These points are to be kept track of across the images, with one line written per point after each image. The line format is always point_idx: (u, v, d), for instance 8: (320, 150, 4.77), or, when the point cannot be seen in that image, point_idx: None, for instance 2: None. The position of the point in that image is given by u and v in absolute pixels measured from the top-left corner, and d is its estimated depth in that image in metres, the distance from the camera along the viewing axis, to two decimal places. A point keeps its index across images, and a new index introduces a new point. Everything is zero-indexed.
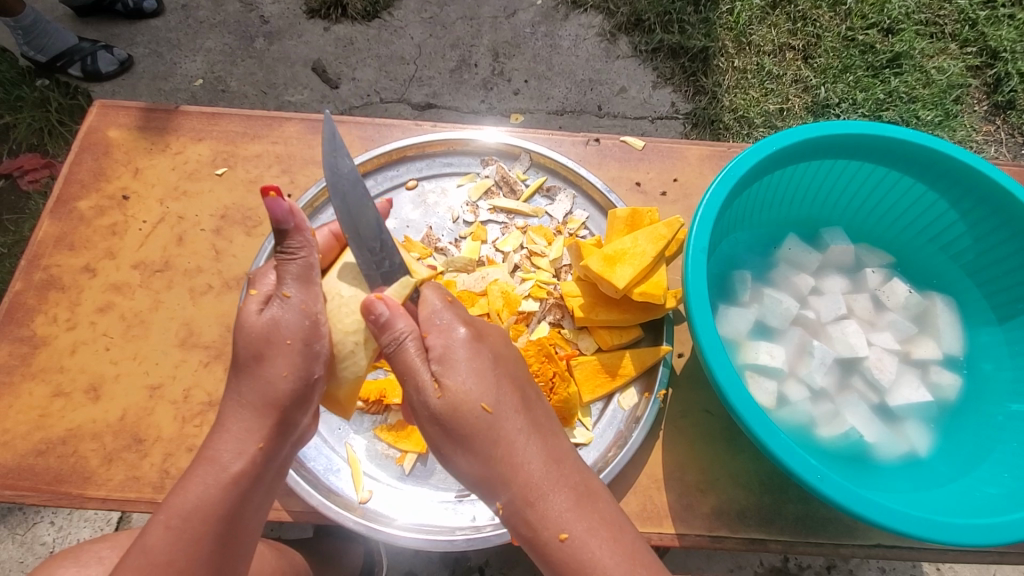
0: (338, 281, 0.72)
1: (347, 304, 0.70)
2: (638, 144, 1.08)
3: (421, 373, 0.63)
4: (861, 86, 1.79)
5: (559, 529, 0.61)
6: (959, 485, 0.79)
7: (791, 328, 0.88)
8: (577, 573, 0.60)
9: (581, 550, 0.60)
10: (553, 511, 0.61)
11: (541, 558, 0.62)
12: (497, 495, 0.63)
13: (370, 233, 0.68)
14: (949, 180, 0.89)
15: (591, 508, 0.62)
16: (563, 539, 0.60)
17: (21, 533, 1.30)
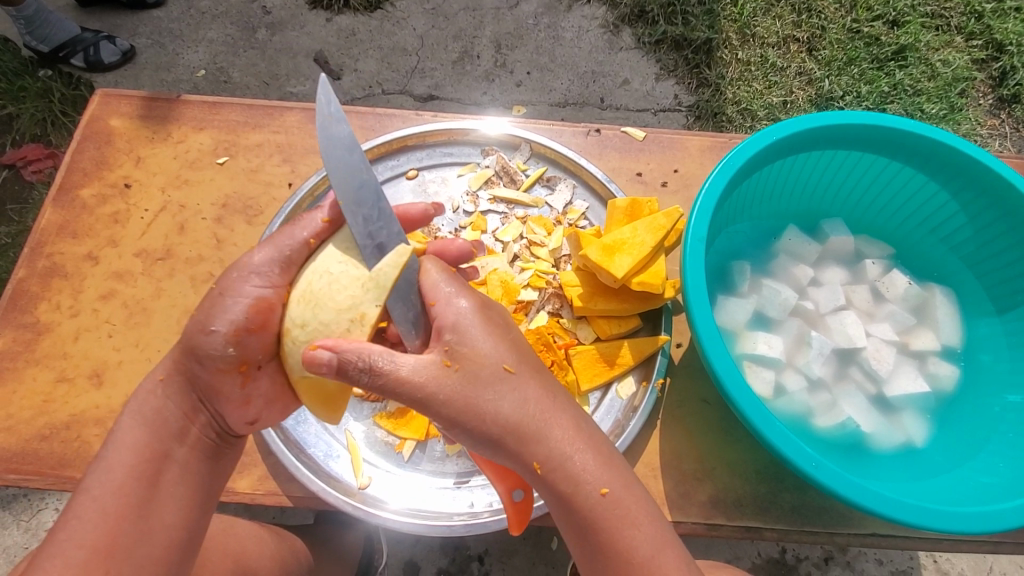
0: (327, 257, 0.68)
1: (338, 281, 0.66)
2: (639, 134, 1.08)
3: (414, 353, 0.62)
4: (866, 78, 1.79)
5: (600, 484, 0.63)
6: (955, 474, 0.80)
7: (789, 318, 0.88)
8: (613, 528, 0.63)
9: (619, 505, 0.63)
10: (591, 467, 0.64)
11: (577, 517, 0.63)
12: (532, 456, 0.63)
13: (367, 200, 0.66)
14: (950, 172, 0.89)
15: (619, 466, 0.66)
16: (604, 492, 0.63)
17: (26, 520, 1.31)
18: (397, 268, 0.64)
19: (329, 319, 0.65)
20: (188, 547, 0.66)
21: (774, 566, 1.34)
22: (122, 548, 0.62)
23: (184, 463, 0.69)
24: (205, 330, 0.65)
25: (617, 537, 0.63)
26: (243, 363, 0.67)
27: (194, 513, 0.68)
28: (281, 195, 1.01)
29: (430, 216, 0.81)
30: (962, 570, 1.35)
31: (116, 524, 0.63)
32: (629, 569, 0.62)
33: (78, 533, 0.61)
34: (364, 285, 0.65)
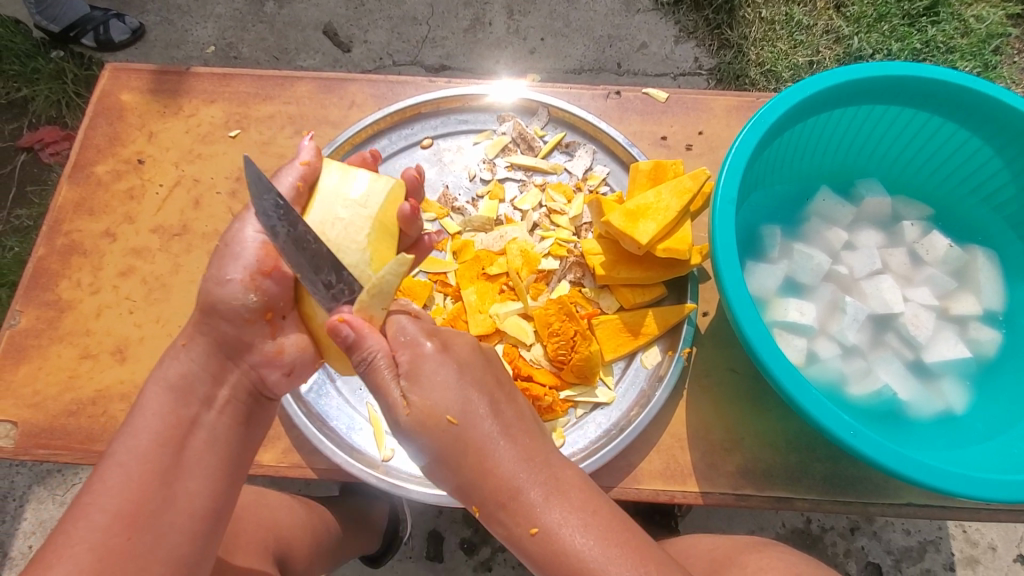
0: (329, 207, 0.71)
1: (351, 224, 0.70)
2: (661, 96, 1.03)
3: (391, 390, 0.61)
4: (897, 35, 1.69)
5: (530, 523, 0.58)
6: (996, 442, 0.76)
7: (823, 284, 0.85)
8: (556, 565, 0.57)
9: (553, 541, 0.57)
10: (527, 502, 0.58)
11: (523, 557, 0.60)
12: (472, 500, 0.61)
13: (323, 266, 0.64)
14: (996, 125, 0.83)
15: (564, 497, 0.59)
16: (535, 530, 0.58)
17: (61, 494, 1.35)
18: (397, 200, 0.75)
19: (358, 258, 0.69)
20: (213, 515, 0.64)
21: (799, 537, 1.33)
22: (146, 515, 0.60)
23: (211, 431, 0.68)
24: None
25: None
26: (267, 310, 0.70)
27: (221, 485, 0.66)
28: None
29: (370, 163, 0.86)
30: (994, 541, 1.32)
31: (139, 494, 0.61)
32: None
33: (112, 503, 0.60)
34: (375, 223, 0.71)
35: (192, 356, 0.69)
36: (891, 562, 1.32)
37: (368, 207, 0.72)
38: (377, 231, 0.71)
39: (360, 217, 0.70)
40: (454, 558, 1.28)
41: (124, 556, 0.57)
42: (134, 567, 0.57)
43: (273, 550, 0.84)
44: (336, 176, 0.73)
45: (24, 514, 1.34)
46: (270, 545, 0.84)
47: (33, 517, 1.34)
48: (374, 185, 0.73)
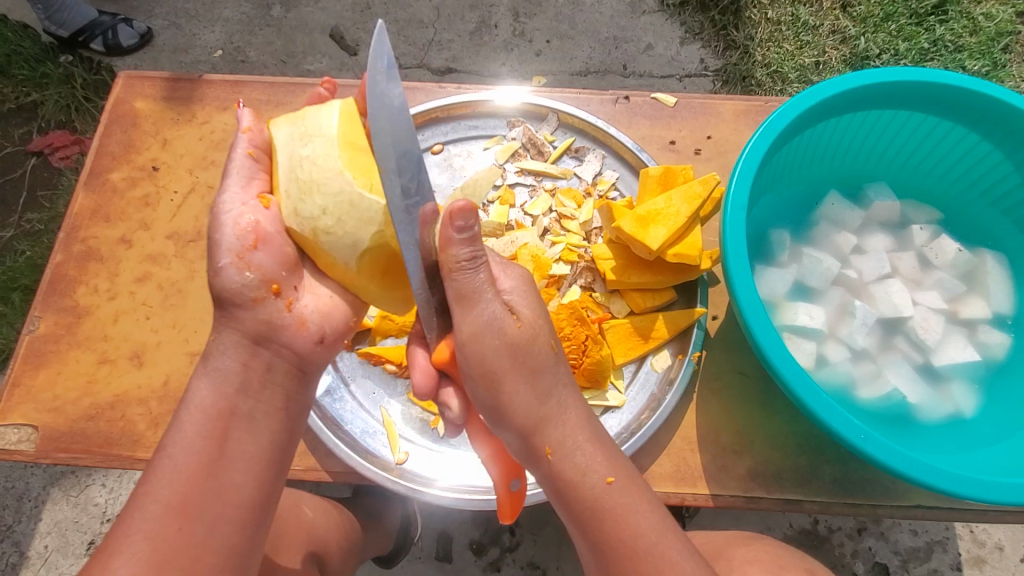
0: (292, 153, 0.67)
1: (314, 158, 0.66)
2: (670, 100, 1.04)
3: (493, 301, 0.62)
4: (904, 35, 1.69)
5: (604, 474, 0.64)
6: (1006, 445, 0.77)
7: (832, 288, 0.85)
8: (613, 520, 0.63)
9: (622, 495, 0.64)
10: (596, 459, 0.65)
11: (570, 503, 0.65)
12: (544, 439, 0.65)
13: (406, 166, 0.60)
14: (1006, 129, 0.84)
15: (619, 459, 0.66)
16: (610, 481, 0.64)
17: (75, 495, 1.37)
18: (349, 116, 0.69)
19: (333, 186, 0.64)
20: (261, 508, 0.65)
21: (806, 537, 1.34)
22: (199, 508, 0.60)
23: (257, 421, 0.67)
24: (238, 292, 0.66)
25: (616, 529, 0.63)
26: (273, 283, 0.69)
27: (265, 474, 0.66)
28: None
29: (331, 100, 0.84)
30: (1001, 541, 1.33)
31: (191, 485, 0.61)
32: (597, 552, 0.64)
33: (164, 495, 0.59)
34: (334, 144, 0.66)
35: (223, 347, 0.68)
36: (898, 563, 1.32)
37: (319, 133, 0.67)
38: (344, 151, 0.66)
39: (326, 147, 0.66)
40: (464, 559, 1.29)
41: (179, 548, 0.58)
42: (186, 559, 0.57)
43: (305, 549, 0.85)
44: (292, 128, 0.69)
45: (39, 515, 1.36)
46: (301, 545, 0.85)
47: (49, 518, 1.36)
48: (325, 116, 0.68)
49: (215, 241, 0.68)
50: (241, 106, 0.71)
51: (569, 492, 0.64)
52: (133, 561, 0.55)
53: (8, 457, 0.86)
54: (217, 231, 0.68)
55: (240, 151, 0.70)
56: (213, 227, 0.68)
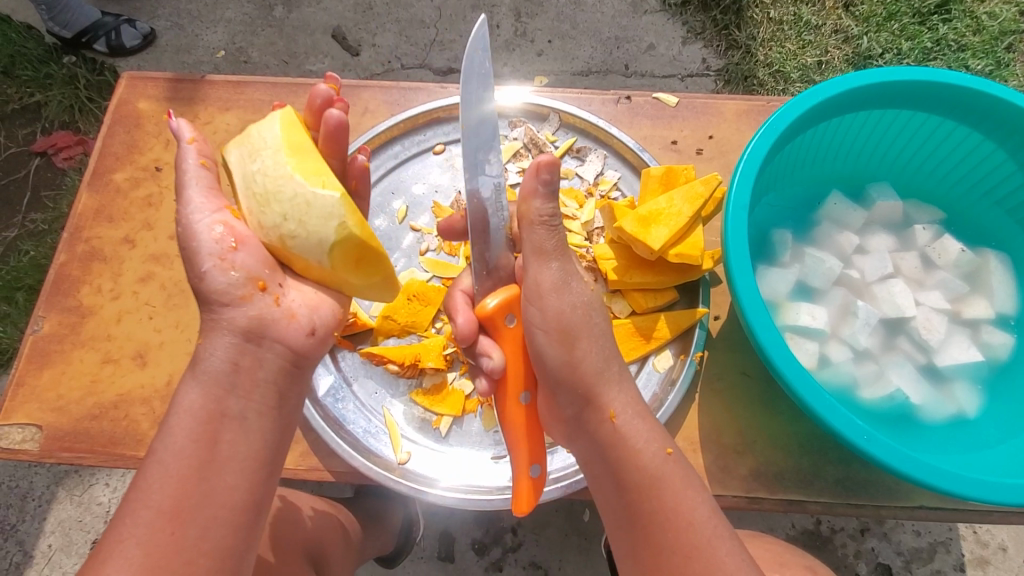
0: (242, 168, 0.69)
1: (261, 167, 0.67)
2: (671, 100, 1.04)
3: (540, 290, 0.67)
4: (906, 34, 1.68)
5: (667, 446, 0.70)
6: (1009, 446, 0.77)
7: (834, 288, 0.85)
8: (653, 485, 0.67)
9: (681, 466, 0.69)
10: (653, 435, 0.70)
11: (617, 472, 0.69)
12: (609, 406, 0.70)
13: (484, 138, 0.68)
14: (1010, 128, 0.83)
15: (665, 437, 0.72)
16: (669, 453, 0.69)
17: (79, 495, 1.38)
18: (287, 122, 0.70)
19: (285, 188, 0.65)
20: (255, 510, 0.65)
21: (809, 538, 1.34)
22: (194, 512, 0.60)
23: (251, 420, 0.67)
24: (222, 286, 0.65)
25: (656, 494, 0.66)
26: (259, 280, 0.68)
27: (263, 474, 0.66)
28: None
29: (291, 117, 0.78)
30: (1005, 542, 1.32)
31: (183, 488, 0.61)
32: (633, 513, 0.67)
33: (155, 500, 0.60)
34: (276, 150, 0.67)
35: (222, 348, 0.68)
36: (901, 563, 1.32)
37: (262, 144, 0.68)
38: (291, 154, 0.67)
39: (272, 156, 0.67)
40: (465, 559, 1.29)
41: (173, 549, 0.58)
42: (180, 561, 0.58)
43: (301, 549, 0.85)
44: (235, 147, 0.70)
45: (43, 515, 1.37)
46: (298, 546, 0.85)
47: (53, 517, 1.36)
48: (266, 128, 0.69)
49: (192, 248, 0.67)
50: (175, 118, 0.69)
51: (618, 457, 0.69)
52: (128, 562, 0.56)
53: (13, 456, 0.87)
54: (191, 240, 0.67)
55: (188, 163, 0.69)
56: (186, 236, 0.67)
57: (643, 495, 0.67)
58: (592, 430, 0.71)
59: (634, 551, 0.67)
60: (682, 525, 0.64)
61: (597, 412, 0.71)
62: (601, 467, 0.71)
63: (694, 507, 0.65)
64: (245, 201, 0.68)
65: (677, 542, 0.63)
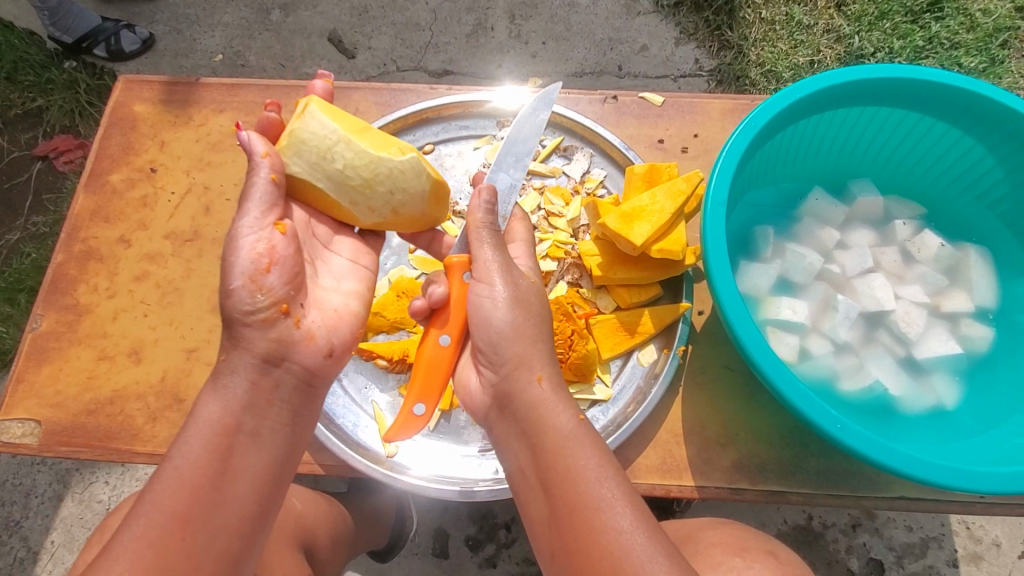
0: (324, 172, 0.73)
1: (343, 158, 0.72)
2: (657, 99, 1.05)
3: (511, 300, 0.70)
4: (898, 33, 1.69)
5: (578, 412, 0.68)
6: (987, 437, 0.78)
7: (815, 282, 0.87)
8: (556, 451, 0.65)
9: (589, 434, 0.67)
10: None
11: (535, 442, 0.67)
12: (532, 370, 0.70)
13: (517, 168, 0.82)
14: (988, 124, 0.85)
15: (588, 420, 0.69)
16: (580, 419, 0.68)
17: (79, 492, 1.39)
18: (325, 112, 0.74)
19: (383, 167, 0.73)
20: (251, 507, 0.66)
21: (801, 533, 1.35)
22: (194, 511, 0.61)
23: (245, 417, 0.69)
24: (227, 292, 0.67)
25: (556, 455, 0.65)
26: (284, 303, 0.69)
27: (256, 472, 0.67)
28: None
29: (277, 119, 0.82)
30: (997, 537, 1.33)
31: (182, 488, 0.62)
32: (545, 476, 0.65)
33: (151, 498, 0.61)
34: (348, 141, 0.72)
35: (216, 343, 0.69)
36: (893, 558, 1.33)
37: (330, 143, 0.72)
38: (361, 137, 0.74)
39: (348, 145, 0.72)
40: (459, 555, 1.31)
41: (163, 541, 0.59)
42: (171, 552, 0.59)
43: (293, 541, 0.87)
44: (294, 152, 0.72)
45: (44, 512, 1.39)
46: (288, 538, 0.87)
47: (54, 515, 1.38)
48: (318, 124, 0.72)
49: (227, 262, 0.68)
50: (245, 131, 0.70)
51: (535, 421, 0.68)
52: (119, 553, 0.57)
53: (12, 450, 0.88)
54: (232, 254, 0.68)
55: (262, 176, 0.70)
56: (228, 249, 0.69)
57: (554, 458, 0.65)
58: (515, 391, 0.70)
59: (549, 515, 0.65)
60: (583, 483, 0.63)
61: (526, 373, 0.69)
62: (519, 432, 0.70)
63: (602, 473, 0.63)
64: (348, 199, 0.75)
65: (577, 505, 0.62)
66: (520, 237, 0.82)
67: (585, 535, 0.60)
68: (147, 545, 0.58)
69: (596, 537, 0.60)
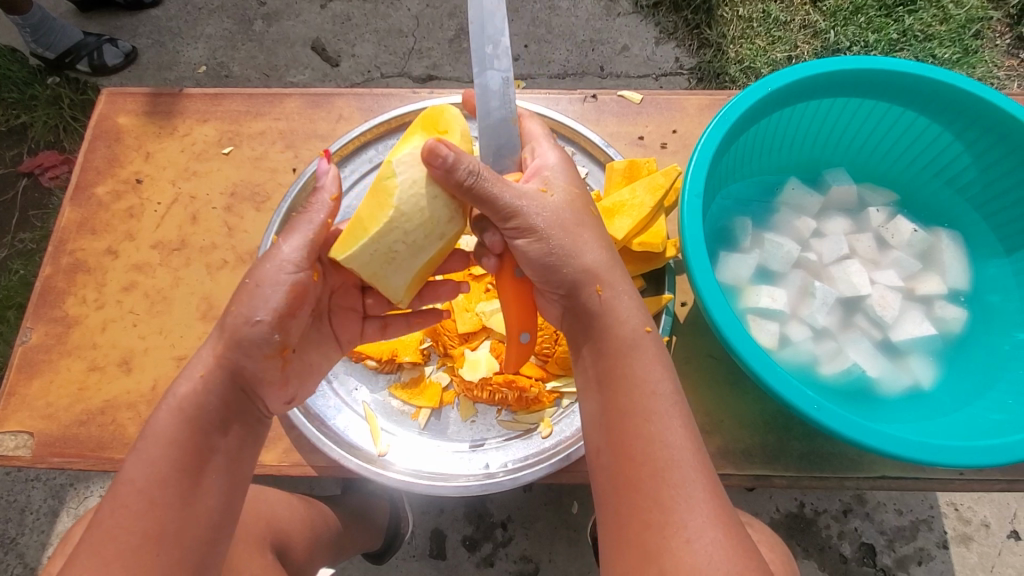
0: (416, 252, 0.70)
1: (395, 231, 0.67)
2: (636, 97, 1.08)
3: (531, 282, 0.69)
4: (873, 27, 1.73)
5: (645, 324, 0.70)
6: (963, 412, 0.80)
7: (793, 271, 0.89)
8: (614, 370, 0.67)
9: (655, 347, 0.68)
10: (636, 312, 0.70)
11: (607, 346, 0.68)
12: (597, 280, 0.69)
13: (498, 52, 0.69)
14: (954, 111, 0.87)
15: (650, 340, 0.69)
16: (647, 331, 0.69)
17: (74, 507, 1.39)
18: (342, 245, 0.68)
19: (414, 200, 0.67)
20: (232, 505, 0.68)
21: (794, 521, 1.37)
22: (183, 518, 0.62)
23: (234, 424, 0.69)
24: (250, 320, 0.66)
25: (620, 359, 0.67)
26: (285, 347, 0.70)
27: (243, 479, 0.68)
28: (287, 181, 1.04)
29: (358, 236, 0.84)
30: (986, 518, 1.35)
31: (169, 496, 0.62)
32: (609, 382, 0.67)
33: (140, 507, 0.61)
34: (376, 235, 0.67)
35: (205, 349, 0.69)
36: (885, 542, 1.35)
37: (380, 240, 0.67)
38: (376, 216, 0.67)
39: (377, 242, 0.67)
40: (457, 555, 1.32)
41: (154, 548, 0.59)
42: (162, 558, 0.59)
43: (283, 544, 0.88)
44: (385, 276, 0.70)
45: (40, 528, 1.38)
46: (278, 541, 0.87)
47: (49, 530, 1.38)
48: (357, 258, 0.68)
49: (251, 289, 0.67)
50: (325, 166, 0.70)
51: (600, 327, 0.69)
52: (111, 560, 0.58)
53: (5, 462, 0.89)
54: (269, 285, 0.67)
55: (321, 202, 0.70)
56: (262, 278, 0.68)
57: (616, 361, 0.67)
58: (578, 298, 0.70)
59: (599, 413, 0.67)
60: (643, 394, 0.64)
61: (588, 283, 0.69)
62: (585, 333, 0.71)
63: (655, 392, 0.65)
64: (445, 237, 0.70)
65: (632, 409, 0.64)
66: (537, 131, 0.76)
67: (633, 438, 0.63)
68: (138, 550, 0.59)
69: (647, 445, 0.62)
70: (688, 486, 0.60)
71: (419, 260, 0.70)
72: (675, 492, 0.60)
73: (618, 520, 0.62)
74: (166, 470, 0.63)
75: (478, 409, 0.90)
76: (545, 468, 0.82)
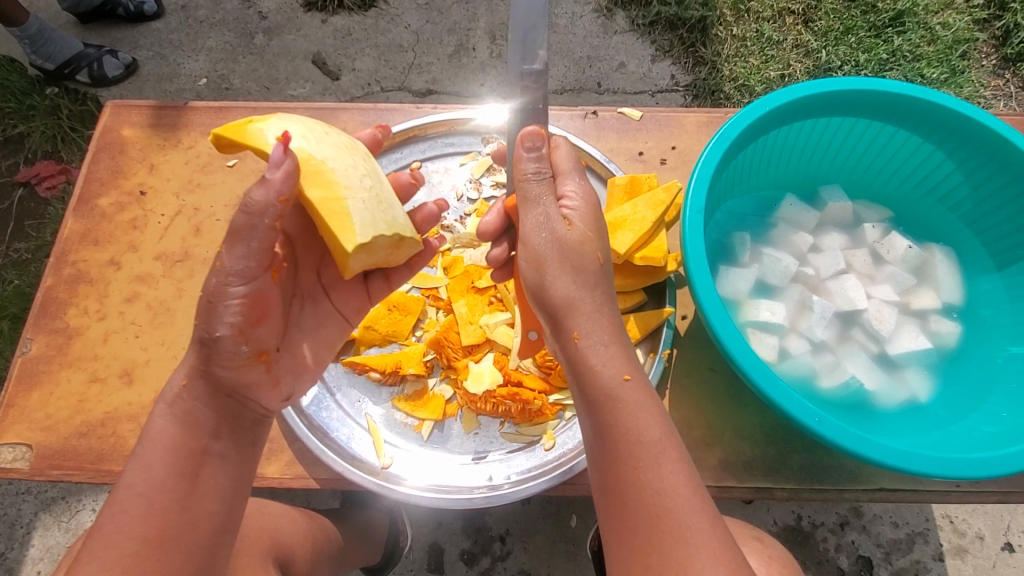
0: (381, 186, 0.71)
1: (355, 178, 0.68)
2: (636, 114, 1.10)
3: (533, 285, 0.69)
4: (864, 47, 1.77)
5: (622, 371, 0.67)
6: (959, 425, 0.82)
7: (791, 285, 0.91)
8: (604, 412, 0.66)
9: (635, 395, 0.66)
10: (615, 356, 0.68)
11: (592, 394, 0.67)
12: (574, 327, 0.69)
13: None
14: (944, 131, 0.90)
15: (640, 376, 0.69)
16: (625, 380, 0.67)
17: (66, 521, 1.37)
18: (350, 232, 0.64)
19: (328, 151, 0.69)
20: (232, 518, 0.67)
21: (791, 534, 1.37)
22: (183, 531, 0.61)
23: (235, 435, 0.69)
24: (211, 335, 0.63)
25: (607, 408, 0.66)
26: (262, 352, 0.68)
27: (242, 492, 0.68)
28: None
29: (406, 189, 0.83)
30: (981, 530, 1.36)
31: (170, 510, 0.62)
32: (596, 433, 0.67)
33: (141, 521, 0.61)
34: (355, 196, 0.66)
35: None
36: (881, 555, 1.36)
37: (355, 193, 0.67)
38: (331, 182, 0.66)
39: (356, 194, 0.67)
40: (455, 569, 1.31)
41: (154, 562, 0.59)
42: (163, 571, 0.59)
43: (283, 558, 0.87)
44: (394, 218, 0.70)
45: (30, 542, 1.36)
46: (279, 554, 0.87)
47: (40, 544, 1.36)
48: (370, 222, 0.66)
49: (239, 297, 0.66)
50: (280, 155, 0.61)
51: (583, 372, 0.68)
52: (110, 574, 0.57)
53: (3, 475, 0.88)
54: (219, 301, 0.63)
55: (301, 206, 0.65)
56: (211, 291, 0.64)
57: (602, 410, 0.66)
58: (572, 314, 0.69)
59: (596, 459, 0.67)
60: (628, 445, 0.64)
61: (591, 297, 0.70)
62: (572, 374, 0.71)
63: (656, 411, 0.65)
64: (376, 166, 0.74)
65: (624, 456, 0.64)
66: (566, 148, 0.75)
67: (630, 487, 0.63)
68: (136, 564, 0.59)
69: (640, 493, 0.62)
70: (682, 532, 0.60)
71: (390, 194, 0.72)
72: (670, 537, 0.60)
73: (622, 566, 0.63)
74: (168, 483, 0.63)
75: (481, 421, 0.90)
76: (548, 480, 0.83)
